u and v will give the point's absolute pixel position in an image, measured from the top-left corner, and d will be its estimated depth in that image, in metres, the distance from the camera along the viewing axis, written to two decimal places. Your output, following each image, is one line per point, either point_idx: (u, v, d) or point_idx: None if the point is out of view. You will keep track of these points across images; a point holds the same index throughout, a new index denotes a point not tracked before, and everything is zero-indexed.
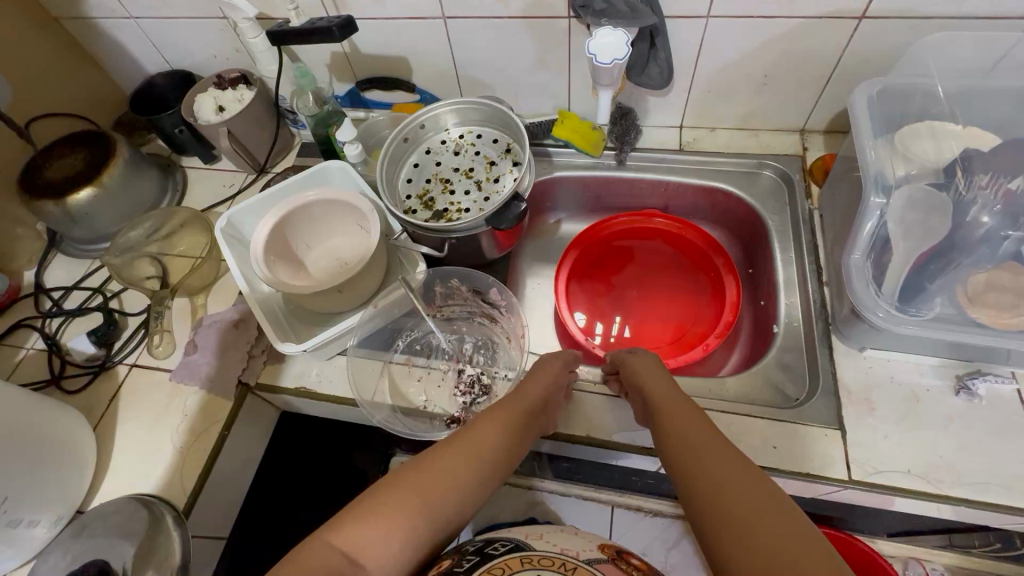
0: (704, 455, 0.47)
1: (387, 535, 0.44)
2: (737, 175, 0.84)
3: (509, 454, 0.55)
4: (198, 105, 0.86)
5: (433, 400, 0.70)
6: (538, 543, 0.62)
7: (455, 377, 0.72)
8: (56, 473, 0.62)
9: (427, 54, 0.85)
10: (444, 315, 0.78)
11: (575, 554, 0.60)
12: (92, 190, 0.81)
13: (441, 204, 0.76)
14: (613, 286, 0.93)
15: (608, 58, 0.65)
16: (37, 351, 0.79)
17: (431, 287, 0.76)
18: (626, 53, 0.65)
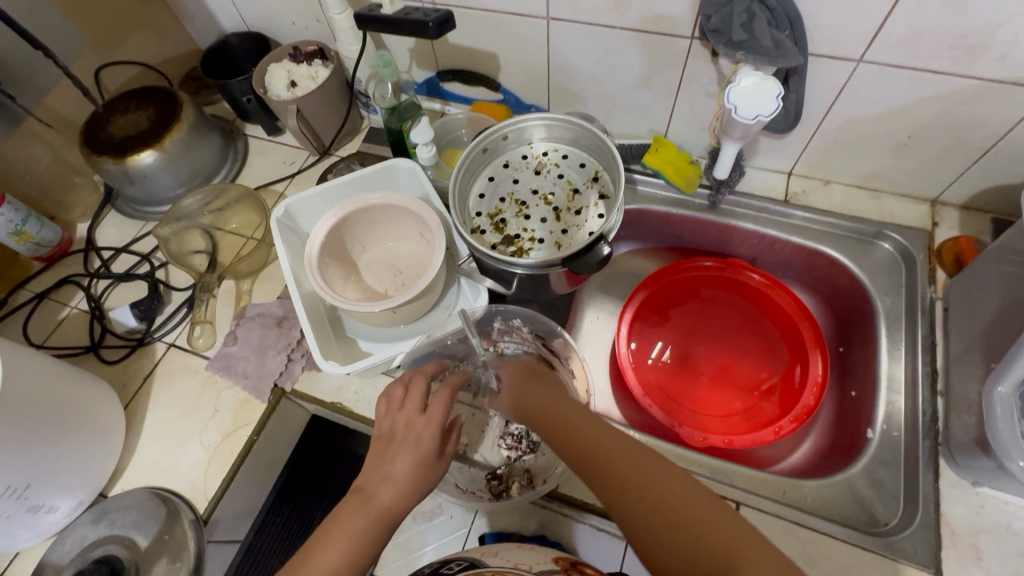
0: (572, 429, 0.51)
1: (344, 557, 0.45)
2: (847, 241, 0.74)
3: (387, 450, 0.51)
4: (271, 76, 0.81)
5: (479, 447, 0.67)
6: (496, 557, 0.56)
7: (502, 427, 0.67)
8: (83, 457, 0.59)
9: (520, 55, 0.77)
10: (495, 349, 0.71)
11: (528, 567, 0.54)
12: (153, 154, 0.78)
13: (512, 229, 0.69)
14: (668, 313, 0.85)
15: (752, 112, 0.56)
16: (80, 311, 0.77)
17: (489, 322, 0.70)
18: (775, 110, 0.56)
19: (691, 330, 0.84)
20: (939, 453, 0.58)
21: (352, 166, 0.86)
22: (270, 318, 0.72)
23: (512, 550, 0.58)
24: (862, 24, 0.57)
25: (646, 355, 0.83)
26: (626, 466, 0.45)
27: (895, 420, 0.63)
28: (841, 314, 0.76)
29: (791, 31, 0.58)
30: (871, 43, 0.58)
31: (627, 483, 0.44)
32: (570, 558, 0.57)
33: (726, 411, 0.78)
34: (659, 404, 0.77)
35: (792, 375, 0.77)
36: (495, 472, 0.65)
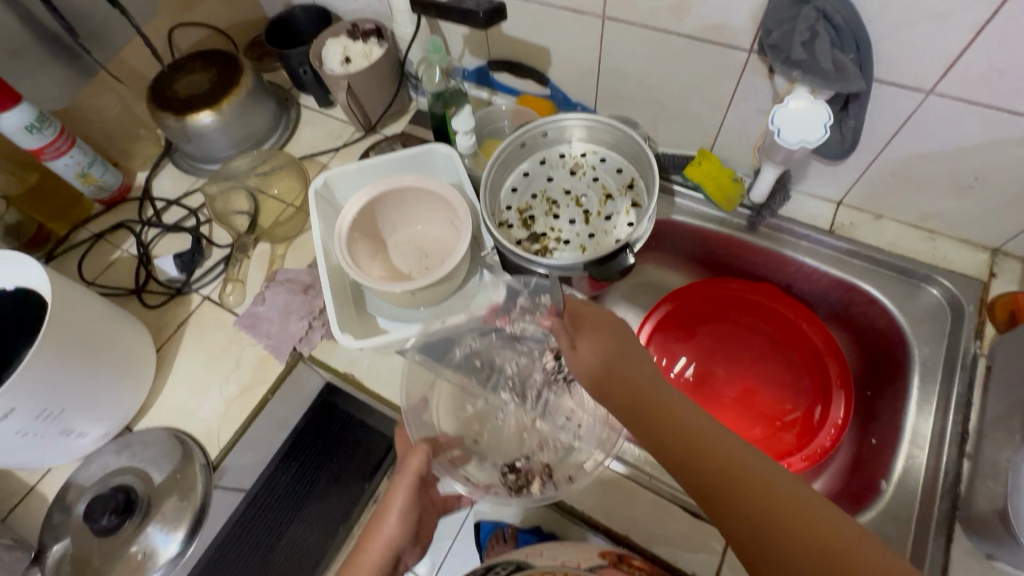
0: (668, 416, 0.45)
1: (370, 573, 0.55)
2: (890, 281, 0.70)
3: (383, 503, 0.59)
4: (327, 51, 0.83)
5: (488, 428, 0.68)
6: (540, 557, 0.62)
7: (519, 412, 0.68)
8: (114, 391, 0.64)
9: (572, 52, 0.76)
10: (515, 331, 0.70)
11: (577, 565, 0.59)
12: (211, 115, 0.81)
13: (540, 227, 0.69)
14: (694, 329, 0.84)
15: (797, 137, 0.56)
16: (129, 256, 0.82)
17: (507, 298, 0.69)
18: (821, 138, 0.56)
19: (716, 350, 0.83)
20: (955, 516, 0.55)
21: (394, 145, 0.87)
22: (298, 284, 0.75)
23: (555, 550, 0.64)
24: (936, 55, 0.53)
25: (668, 369, 0.82)
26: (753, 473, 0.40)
27: (912, 475, 0.60)
28: (872, 354, 0.73)
29: (857, 54, 0.55)
30: (944, 75, 0.54)
31: (742, 483, 0.40)
32: (617, 551, 0.60)
33: (745, 436, 0.76)
34: None
35: (812, 410, 0.74)
36: (514, 466, 0.64)
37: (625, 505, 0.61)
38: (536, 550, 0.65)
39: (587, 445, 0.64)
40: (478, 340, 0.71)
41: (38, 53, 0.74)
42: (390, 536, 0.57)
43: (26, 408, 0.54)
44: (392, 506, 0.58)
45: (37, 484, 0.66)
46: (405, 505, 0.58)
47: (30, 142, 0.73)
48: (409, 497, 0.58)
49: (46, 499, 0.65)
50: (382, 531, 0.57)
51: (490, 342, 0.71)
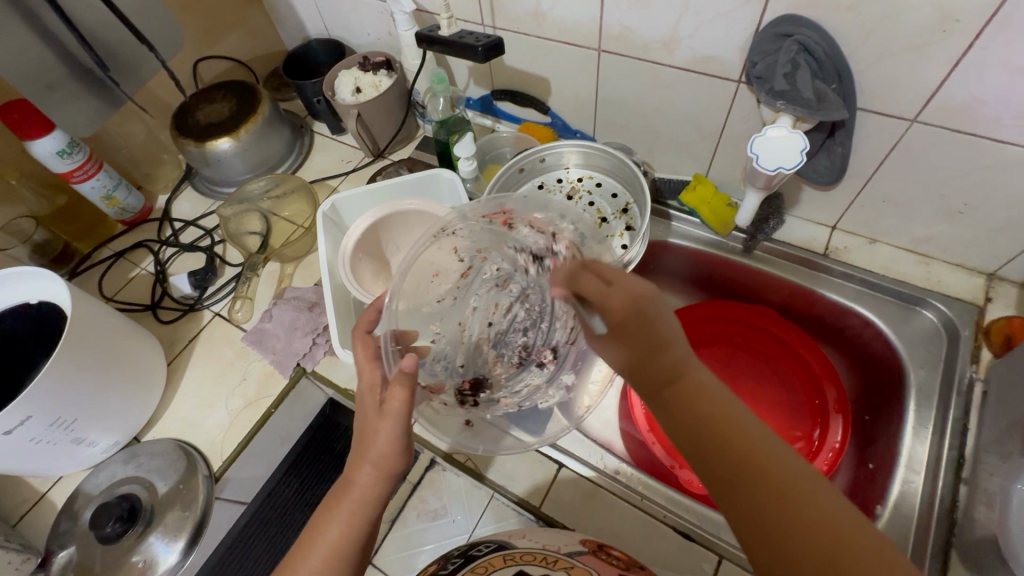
0: (718, 419, 0.40)
1: (349, 528, 0.50)
2: (888, 306, 0.70)
3: (365, 436, 0.51)
4: (339, 82, 0.88)
5: (446, 326, 0.63)
6: (523, 539, 0.57)
7: (481, 322, 0.64)
8: (125, 402, 0.67)
9: (571, 83, 0.79)
10: (509, 231, 0.62)
11: (556, 548, 0.54)
12: (228, 141, 0.86)
13: None
14: (702, 343, 0.83)
15: (774, 163, 0.58)
16: (147, 273, 0.87)
17: (520, 204, 0.62)
18: (796, 165, 0.57)
19: (719, 366, 0.82)
20: (952, 544, 0.55)
21: (401, 170, 0.91)
22: (304, 302, 0.78)
23: (539, 533, 0.58)
24: (917, 87, 0.55)
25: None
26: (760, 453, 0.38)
27: (909, 500, 0.60)
28: (874, 378, 0.72)
29: (840, 86, 0.58)
30: (925, 105, 0.56)
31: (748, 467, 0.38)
32: (598, 541, 0.57)
33: None
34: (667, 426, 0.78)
35: (813, 431, 0.73)
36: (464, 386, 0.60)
37: (616, 526, 0.62)
38: (520, 534, 0.59)
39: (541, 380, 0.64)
40: (466, 227, 0.61)
41: (69, 88, 0.72)
42: (382, 466, 0.51)
43: (41, 416, 0.56)
44: (377, 443, 0.50)
45: (48, 492, 0.68)
46: (398, 438, 0.50)
47: (61, 165, 0.78)
48: (397, 434, 0.50)
49: (55, 507, 0.67)
50: (373, 459, 0.50)
51: (478, 236, 0.62)
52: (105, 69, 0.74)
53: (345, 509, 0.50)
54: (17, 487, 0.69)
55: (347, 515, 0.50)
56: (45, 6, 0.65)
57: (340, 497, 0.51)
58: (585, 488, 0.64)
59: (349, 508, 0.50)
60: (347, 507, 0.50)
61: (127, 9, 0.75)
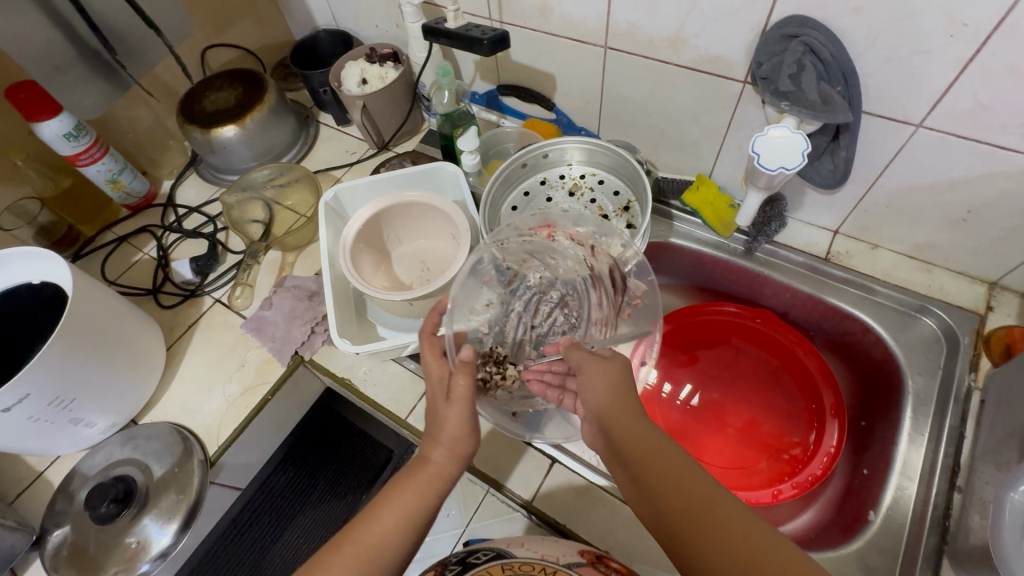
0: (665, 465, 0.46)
1: (409, 512, 0.49)
2: (888, 313, 0.70)
3: (437, 418, 0.53)
4: (345, 73, 0.88)
5: (493, 329, 0.65)
6: (521, 548, 0.56)
7: (525, 326, 0.67)
8: (123, 384, 0.67)
9: (576, 79, 0.79)
10: (553, 245, 0.66)
11: (556, 560, 0.54)
12: (234, 129, 0.87)
13: None
14: (698, 346, 0.84)
15: (776, 162, 0.57)
16: (150, 258, 0.87)
17: (562, 219, 0.65)
18: (798, 165, 0.57)
19: (713, 368, 0.83)
20: (943, 551, 0.55)
21: (404, 163, 0.91)
22: (304, 291, 0.79)
23: (537, 543, 0.58)
24: (923, 91, 0.54)
25: (668, 368, 0.83)
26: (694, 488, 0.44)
27: (902, 507, 0.60)
28: (873, 382, 0.72)
29: (846, 87, 0.57)
30: (931, 109, 0.55)
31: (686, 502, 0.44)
32: (596, 552, 0.57)
33: (746, 466, 0.74)
34: (664, 424, 0.79)
35: (809, 437, 0.73)
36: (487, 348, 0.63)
37: (610, 523, 0.62)
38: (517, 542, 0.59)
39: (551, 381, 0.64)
40: (514, 238, 0.64)
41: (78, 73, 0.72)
42: (455, 443, 0.52)
43: (40, 395, 0.57)
44: (449, 425, 0.52)
45: (45, 470, 0.69)
46: (466, 416, 0.52)
47: (68, 148, 0.79)
48: (465, 416, 0.52)
49: (52, 486, 0.68)
50: (443, 439, 0.52)
51: (524, 246, 0.65)
52: (110, 50, 0.74)
53: (419, 481, 0.51)
54: (15, 464, 0.69)
55: (420, 485, 0.50)
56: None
57: (413, 471, 0.51)
58: (577, 486, 0.64)
59: (423, 481, 0.51)
60: (419, 479, 0.51)
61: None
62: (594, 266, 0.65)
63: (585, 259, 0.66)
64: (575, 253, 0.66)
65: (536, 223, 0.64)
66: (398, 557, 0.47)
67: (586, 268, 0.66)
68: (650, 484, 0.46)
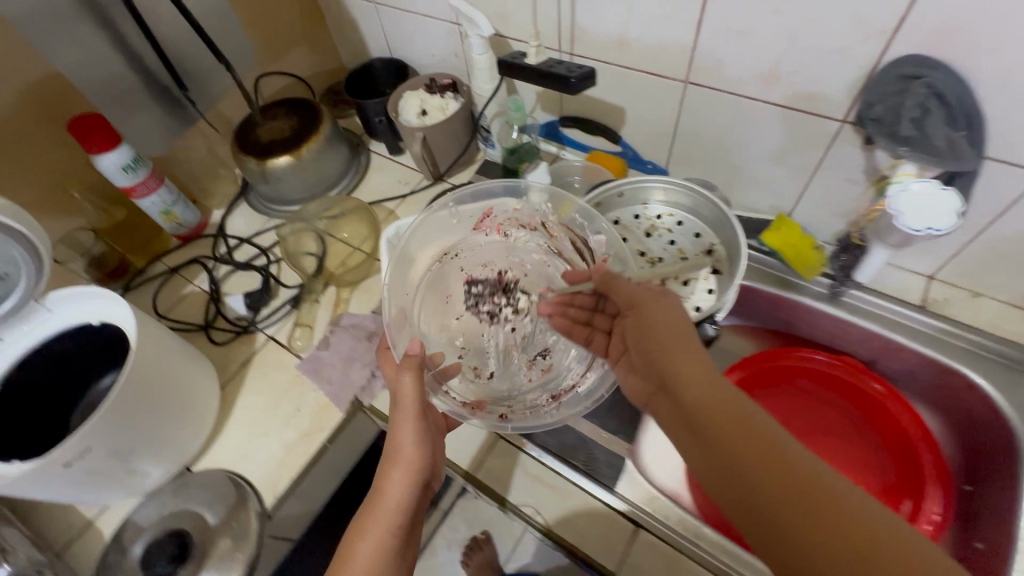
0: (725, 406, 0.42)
1: (380, 545, 0.50)
2: (997, 368, 0.64)
3: (390, 439, 0.54)
4: (404, 104, 0.85)
5: (470, 341, 0.66)
6: None
7: (506, 331, 0.66)
8: (178, 430, 0.64)
9: (648, 113, 0.76)
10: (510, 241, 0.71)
11: None
12: (289, 159, 0.84)
13: None
14: (769, 391, 0.77)
15: (924, 223, 0.55)
16: (200, 290, 0.85)
17: (501, 208, 0.72)
18: (949, 226, 0.54)
19: (787, 416, 0.76)
20: None
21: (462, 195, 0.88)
22: (363, 331, 0.76)
23: None
24: None
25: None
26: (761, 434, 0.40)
27: None
28: (977, 446, 0.66)
29: (969, 131, 0.53)
30: None
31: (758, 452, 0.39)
32: None
33: None
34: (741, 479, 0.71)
35: (904, 503, 0.67)
36: (496, 278, 0.68)
37: None
38: None
39: (539, 390, 0.64)
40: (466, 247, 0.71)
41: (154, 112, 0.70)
42: (411, 463, 0.53)
43: (100, 449, 0.54)
44: (399, 440, 0.53)
45: (96, 519, 0.66)
46: (417, 429, 0.54)
47: (125, 180, 0.77)
48: (416, 430, 0.54)
49: (102, 537, 0.64)
50: (400, 462, 0.53)
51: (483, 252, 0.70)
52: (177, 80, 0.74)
53: (381, 520, 0.51)
54: (66, 512, 0.66)
55: (382, 530, 0.50)
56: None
57: (369, 514, 0.51)
58: (667, 555, 0.58)
59: (384, 520, 0.51)
60: (379, 519, 0.51)
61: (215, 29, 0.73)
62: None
63: (548, 245, 0.70)
64: (536, 246, 0.71)
65: (475, 220, 0.71)
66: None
67: (554, 255, 0.69)
68: (724, 442, 0.40)
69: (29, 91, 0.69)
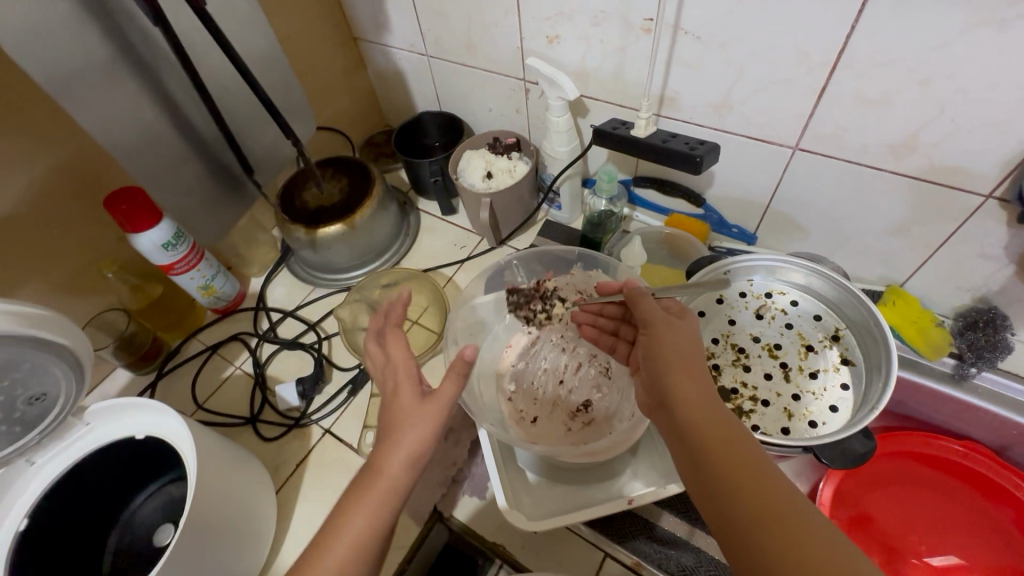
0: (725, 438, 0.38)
1: (357, 544, 0.40)
2: None
3: (406, 421, 0.44)
4: (467, 166, 0.79)
5: (516, 386, 0.61)
6: None
7: (553, 382, 0.60)
8: (235, 562, 0.55)
9: (740, 178, 0.70)
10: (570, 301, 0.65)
11: None
12: (342, 227, 0.77)
13: (740, 384, 0.58)
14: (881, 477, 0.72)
15: None
16: (243, 373, 0.77)
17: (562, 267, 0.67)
18: None
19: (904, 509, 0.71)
20: None
21: None
22: None
23: None
24: None
25: (853, 508, 0.71)
26: (757, 476, 0.36)
27: None
28: None
29: None
30: None
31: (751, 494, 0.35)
32: None
33: None
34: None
35: None
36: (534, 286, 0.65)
37: None
38: None
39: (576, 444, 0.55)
40: None
41: (210, 194, 0.63)
42: (419, 451, 0.43)
43: None
44: (413, 424, 0.44)
45: None
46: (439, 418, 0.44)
47: (164, 258, 0.69)
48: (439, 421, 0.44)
49: None
50: (407, 446, 0.43)
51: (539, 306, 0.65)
52: (246, 168, 0.65)
53: (380, 488, 0.42)
54: None
55: (373, 504, 0.42)
56: (195, 101, 0.56)
57: (362, 486, 0.42)
58: None
59: (374, 500, 0.42)
60: (373, 495, 0.42)
61: (272, 95, 0.67)
62: (816, 417, 0.55)
63: None
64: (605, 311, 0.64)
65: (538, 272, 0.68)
66: None
67: None
68: (728, 491, 0.36)
69: (61, 168, 0.62)
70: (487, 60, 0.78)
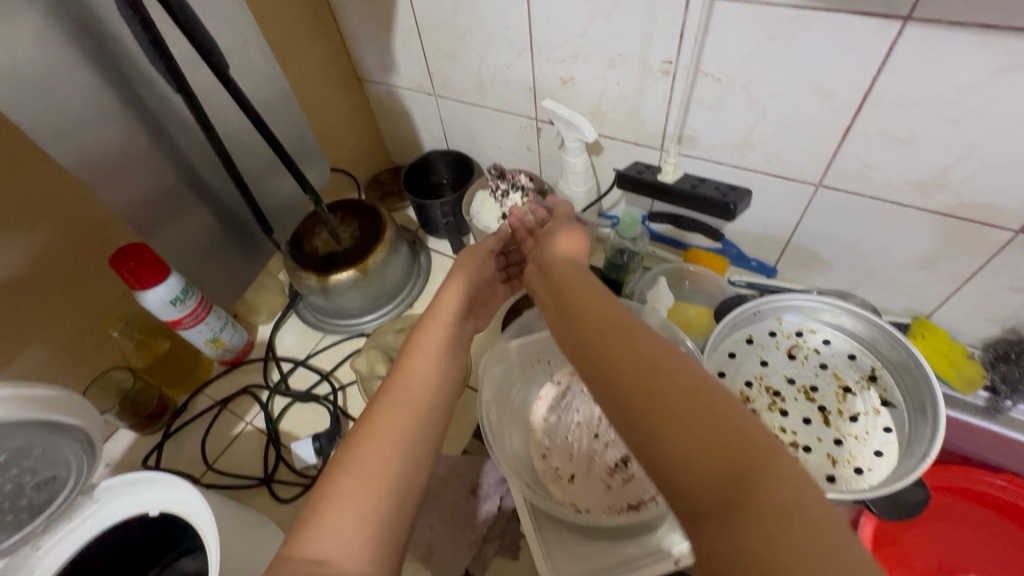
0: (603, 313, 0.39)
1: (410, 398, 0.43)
2: None
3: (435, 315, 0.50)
4: (480, 207, 0.78)
5: (550, 442, 0.59)
6: None
7: (589, 436, 0.59)
8: None
9: (761, 213, 0.69)
10: None
11: None
12: (355, 273, 0.75)
13: (780, 429, 0.56)
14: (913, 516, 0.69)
15: None
16: (255, 429, 0.74)
17: None
18: None
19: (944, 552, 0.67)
20: None
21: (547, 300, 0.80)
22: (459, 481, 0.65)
23: None
24: None
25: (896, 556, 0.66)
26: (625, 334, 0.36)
27: None
28: None
29: None
30: None
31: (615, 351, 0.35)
32: None
33: None
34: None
35: None
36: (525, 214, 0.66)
37: None
38: None
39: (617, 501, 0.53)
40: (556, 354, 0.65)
41: (221, 247, 0.60)
42: (447, 329, 0.49)
43: None
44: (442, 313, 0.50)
45: None
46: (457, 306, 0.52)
47: None
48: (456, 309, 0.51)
49: None
50: (435, 327, 0.49)
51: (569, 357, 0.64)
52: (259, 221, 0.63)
53: (418, 366, 0.46)
54: None
55: (418, 372, 0.45)
56: (207, 157, 0.54)
57: (405, 364, 0.46)
58: None
59: (416, 369, 0.45)
60: (413, 368, 0.45)
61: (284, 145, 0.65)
62: (861, 462, 0.53)
63: None
64: None
65: None
66: (423, 447, 0.41)
67: None
68: (600, 353, 0.36)
69: (64, 225, 0.59)
70: (498, 99, 0.77)
